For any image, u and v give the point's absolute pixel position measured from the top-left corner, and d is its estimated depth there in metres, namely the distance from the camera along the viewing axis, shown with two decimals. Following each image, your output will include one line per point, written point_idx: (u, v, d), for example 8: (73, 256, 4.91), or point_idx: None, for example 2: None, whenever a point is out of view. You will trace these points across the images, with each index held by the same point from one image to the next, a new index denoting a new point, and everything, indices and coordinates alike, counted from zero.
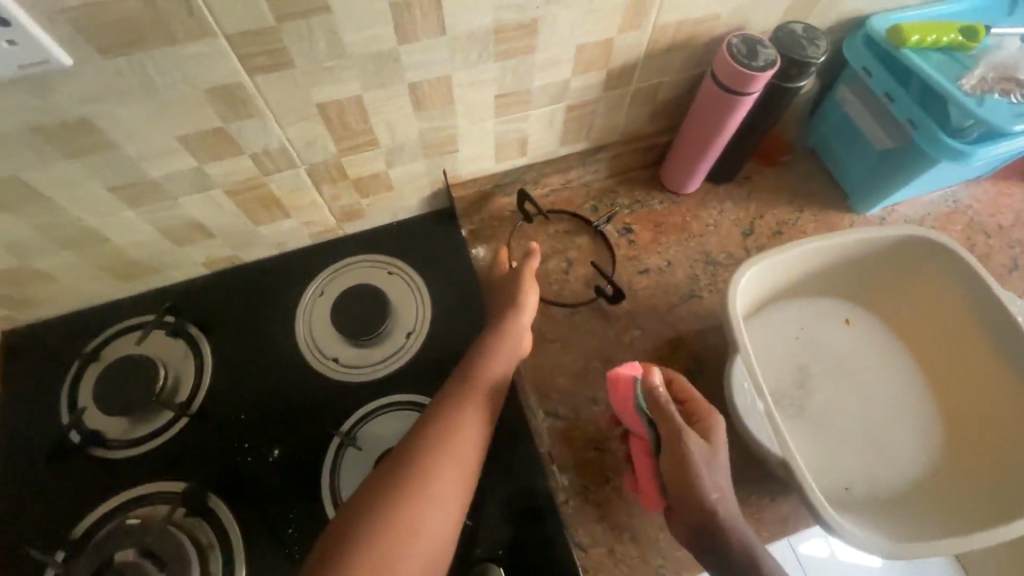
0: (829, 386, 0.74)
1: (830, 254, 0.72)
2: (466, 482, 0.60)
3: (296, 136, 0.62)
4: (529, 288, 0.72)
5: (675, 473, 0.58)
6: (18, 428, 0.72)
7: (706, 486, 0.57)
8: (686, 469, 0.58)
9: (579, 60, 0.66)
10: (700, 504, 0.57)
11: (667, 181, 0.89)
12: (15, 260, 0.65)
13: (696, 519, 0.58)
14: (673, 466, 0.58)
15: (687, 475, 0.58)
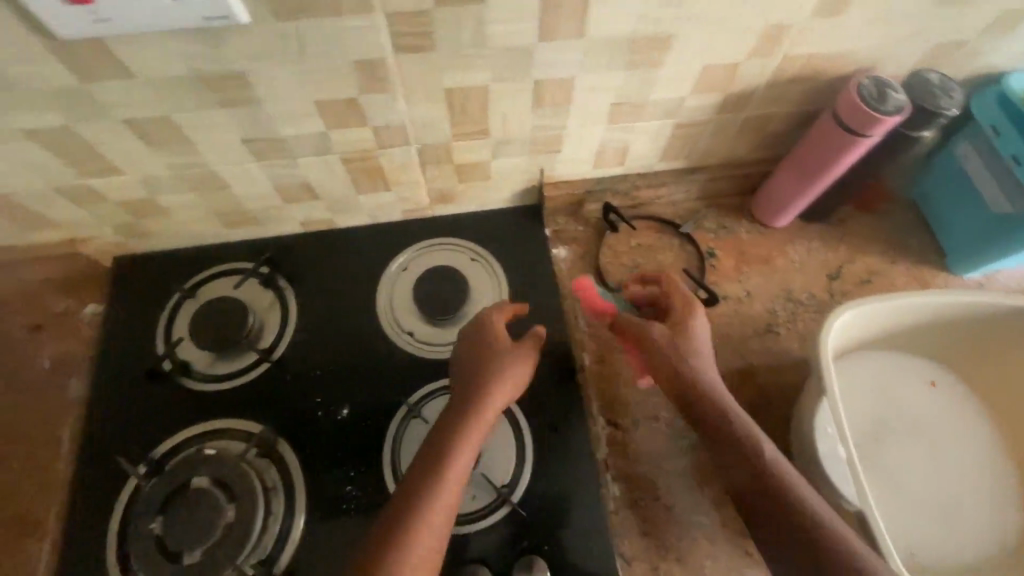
0: (906, 447, 0.72)
1: (927, 309, 0.69)
2: (441, 550, 0.56)
3: (418, 116, 0.65)
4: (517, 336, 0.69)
5: (699, 416, 0.65)
6: (118, 347, 0.78)
7: (730, 429, 0.62)
8: (705, 408, 0.64)
9: (702, 80, 0.66)
10: (733, 447, 0.61)
11: (758, 212, 0.87)
12: (144, 193, 0.70)
13: (738, 473, 0.61)
14: (695, 410, 0.65)
15: (709, 418, 0.64)
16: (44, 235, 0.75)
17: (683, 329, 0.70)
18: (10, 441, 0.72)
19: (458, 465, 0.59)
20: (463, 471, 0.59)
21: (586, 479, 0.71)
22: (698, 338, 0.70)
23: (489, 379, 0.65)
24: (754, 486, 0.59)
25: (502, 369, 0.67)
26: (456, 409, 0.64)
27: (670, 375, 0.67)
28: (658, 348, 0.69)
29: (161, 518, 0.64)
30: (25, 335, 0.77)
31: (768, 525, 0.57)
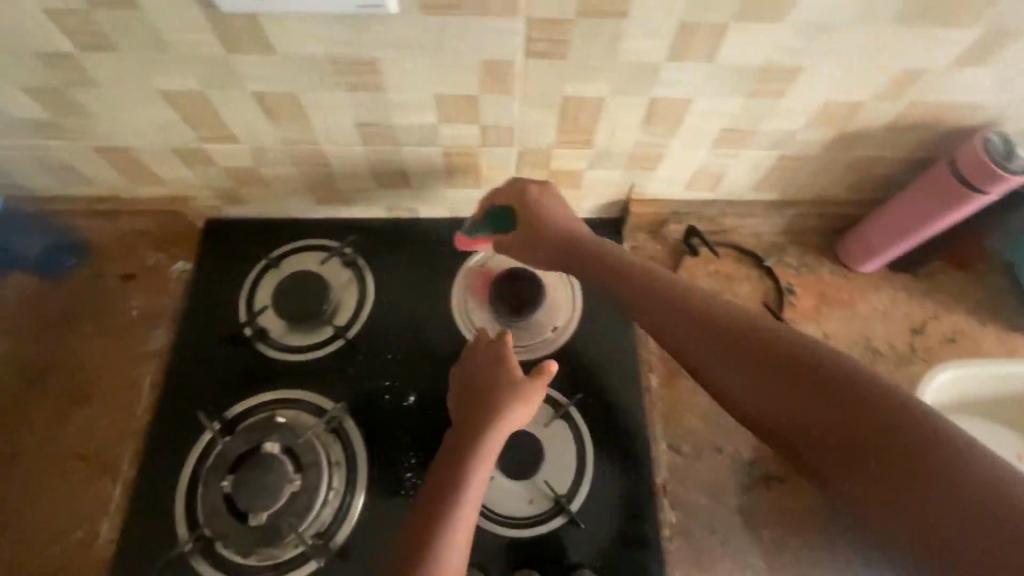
0: None
1: None
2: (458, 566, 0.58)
3: (528, 119, 0.65)
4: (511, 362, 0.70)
5: (721, 330, 0.59)
6: (200, 306, 0.80)
7: (775, 336, 0.56)
8: (733, 320, 0.59)
9: (819, 115, 0.65)
10: (789, 352, 0.54)
11: (844, 254, 0.85)
12: (251, 162, 0.73)
13: (801, 382, 0.52)
14: (725, 324, 0.59)
15: (741, 328, 0.58)
16: (150, 190, 0.78)
17: (532, 209, 0.71)
18: (97, 382, 0.75)
19: (461, 505, 0.60)
20: (468, 513, 0.60)
21: (644, 502, 0.71)
22: (547, 216, 0.71)
23: (488, 420, 0.65)
24: (834, 390, 0.50)
25: (502, 410, 0.66)
26: (456, 448, 0.65)
27: (566, 249, 0.72)
28: (529, 242, 0.74)
29: (231, 477, 0.66)
30: (119, 284, 0.81)
31: (875, 438, 0.46)
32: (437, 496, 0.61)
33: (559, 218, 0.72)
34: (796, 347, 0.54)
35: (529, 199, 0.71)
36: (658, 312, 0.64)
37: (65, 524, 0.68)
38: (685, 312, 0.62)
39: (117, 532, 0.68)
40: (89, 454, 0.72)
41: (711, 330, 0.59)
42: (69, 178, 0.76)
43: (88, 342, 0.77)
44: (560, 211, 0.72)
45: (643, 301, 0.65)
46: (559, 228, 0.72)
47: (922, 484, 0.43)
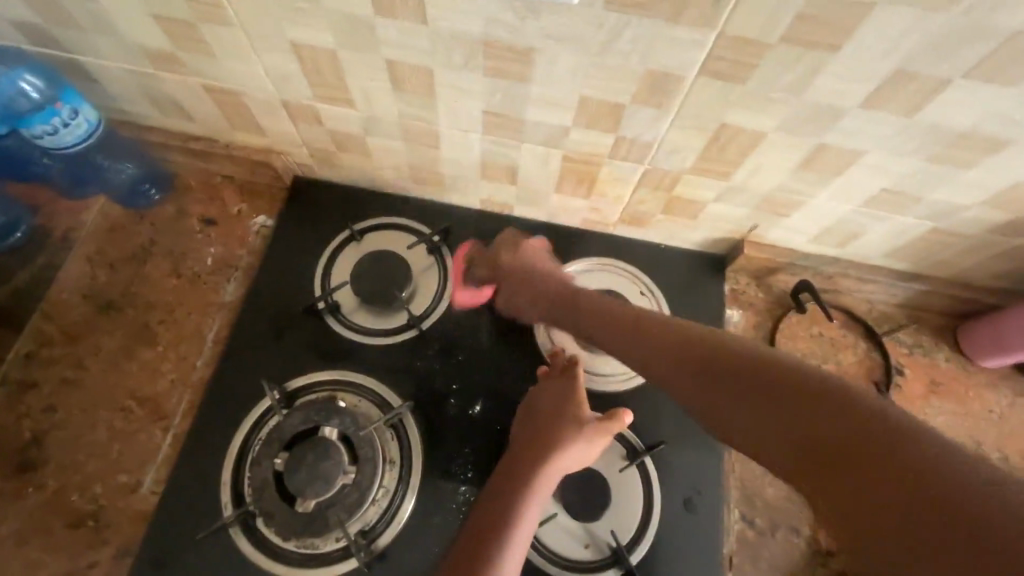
0: None
1: None
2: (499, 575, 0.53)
3: (670, 139, 0.59)
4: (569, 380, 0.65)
5: (706, 361, 0.54)
6: (274, 267, 0.77)
7: (759, 365, 0.50)
8: (715, 349, 0.54)
9: (1001, 194, 0.57)
10: (769, 381, 0.48)
11: (967, 342, 0.77)
12: (360, 130, 0.69)
13: (788, 412, 0.45)
14: (704, 355, 0.54)
15: (720, 358, 0.53)
16: (247, 138, 0.75)
17: (518, 256, 0.75)
18: (163, 324, 0.73)
19: (517, 529, 0.56)
20: (525, 536, 0.56)
21: (707, 572, 0.65)
22: (535, 264, 0.73)
23: (541, 445, 0.61)
24: (825, 413, 0.43)
25: (567, 437, 0.61)
26: (514, 468, 0.60)
27: (554, 300, 0.70)
28: (516, 295, 0.73)
29: (284, 456, 0.63)
30: (199, 228, 0.78)
31: (866, 467, 0.38)
32: (493, 514, 0.57)
33: (538, 265, 0.73)
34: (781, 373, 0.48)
35: (510, 243, 0.77)
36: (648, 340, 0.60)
37: (111, 465, 0.67)
38: (675, 342, 0.58)
39: (162, 485, 0.66)
40: (145, 397, 0.70)
41: (692, 362, 0.55)
42: (171, 111, 0.73)
43: (160, 282, 0.75)
44: (536, 257, 0.74)
45: (636, 331, 0.62)
46: (544, 277, 0.72)
47: (934, 509, 0.34)
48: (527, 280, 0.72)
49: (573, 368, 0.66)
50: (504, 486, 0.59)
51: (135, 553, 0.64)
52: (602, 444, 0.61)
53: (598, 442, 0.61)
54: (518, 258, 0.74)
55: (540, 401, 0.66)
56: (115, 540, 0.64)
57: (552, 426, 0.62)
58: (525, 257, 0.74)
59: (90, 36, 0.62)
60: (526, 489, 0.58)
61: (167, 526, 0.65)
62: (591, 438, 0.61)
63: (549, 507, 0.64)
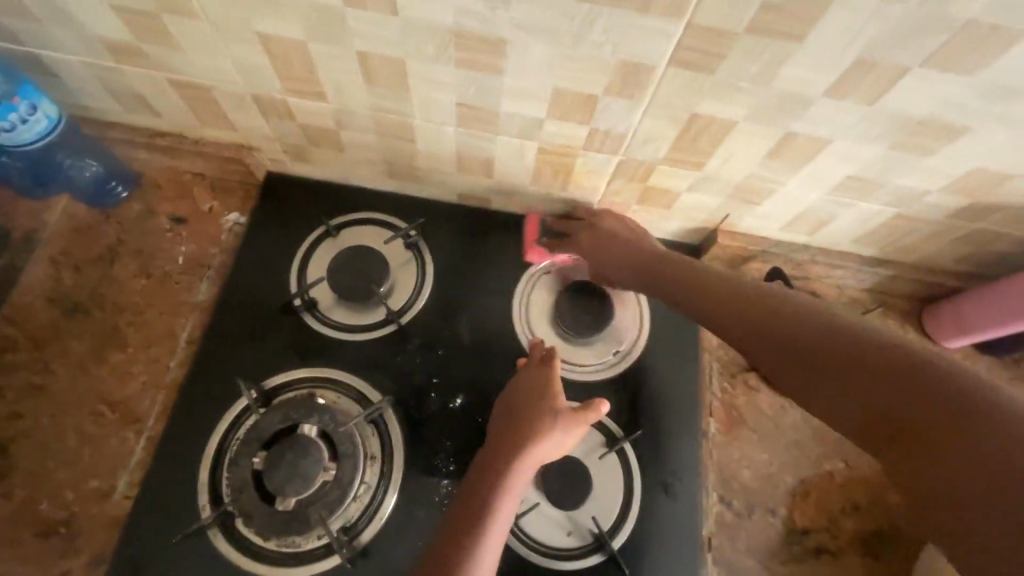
0: None
1: None
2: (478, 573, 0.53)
3: (643, 129, 0.59)
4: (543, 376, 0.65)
5: (779, 330, 0.54)
6: (248, 265, 0.75)
7: (835, 333, 0.50)
8: (790, 315, 0.54)
9: (960, 179, 0.59)
10: (850, 350, 0.49)
11: (932, 324, 0.79)
12: (333, 124, 0.68)
13: (865, 382, 0.47)
14: (778, 321, 0.55)
15: (798, 325, 0.53)
16: (216, 133, 0.74)
17: (593, 233, 0.72)
18: (133, 325, 0.71)
19: (492, 524, 0.56)
20: (499, 531, 0.56)
21: (687, 553, 0.67)
22: (615, 239, 0.71)
23: (517, 438, 0.60)
24: (903, 385, 0.44)
25: (542, 431, 0.60)
26: (491, 462, 0.60)
27: (639, 274, 0.69)
28: (604, 272, 0.72)
29: (263, 455, 0.62)
30: (168, 226, 0.76)
31: (943, 439, 0.41)
32: (469, 510, 0.57)
33: (624, 237, 0.71)
34: (863, 340, 0.49)
35: (588, 222, 0.74)
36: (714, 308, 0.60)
37: (82, 471, 0.65)
38: (745, 310, 0.58)
39: (136, 489, 0.65)
40: (115, 401, 0.68)
41: (764, 327, 0.55)
42: (136, 107, 0.71)
43: (130, 283, 0.73)
44: (620, 229, 0.72)
45: (704, 300, 0.62)
46: (627, 245, 0.70)
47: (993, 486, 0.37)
48: (609, 254, 0.71)
49: (550, 361, 0.67)
50: (479, 482, 0.59)
51: (110, 560, 0.62)
52: (576, 438, 0.61)
53: (572, 434, 0.61)
54: (599, 237, 0.71)
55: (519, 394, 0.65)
56: (89, 548, 0.63)
57: (530, 419, 0.62)
58: (607, 233, 0.72)
59: (48, 29, 0.60)
60: (500, 484, 0.58)
61: (143, 531, 0.63)
62: (565, 432, 0.61)
63: (531, 496, 0.65)
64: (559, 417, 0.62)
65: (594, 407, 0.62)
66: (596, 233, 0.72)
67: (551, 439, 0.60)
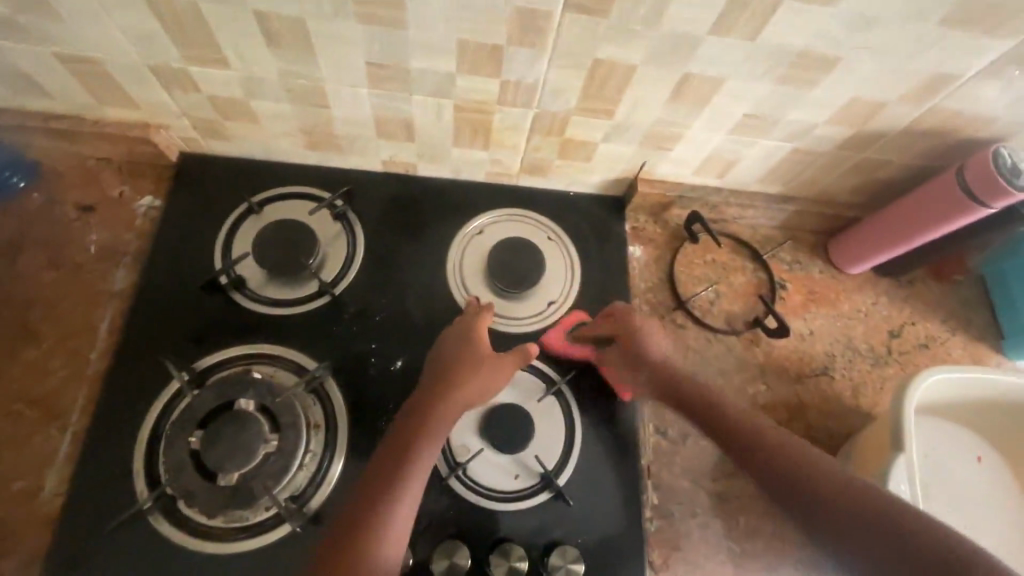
0: (950, 502, 0.74)
1: (983, 391, 0.74)
2: (397, 530, 0.57)
3: (552, 79, 0.61)
4: (473, 329, 0.68)
5: (834, 496, 0.57)
6: (168, 248, 0.73)
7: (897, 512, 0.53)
8: (853, 487, 0.57)
9: (841, 111, 0.64)
10: (851, 500, 0.56)
11: (835, 253, 0.87)
12: (242, 93, 0.66)
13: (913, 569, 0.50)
14: (836, 488, 0.57)
15: (856, 498, 0.56)
16: (118, 112, 0.70)
17: (634, 339, 0.72)
18: (47, 320, 0.68)
19: (419, 465, 0.59)
20: (420, 478, 0.59)
21: (630, 483, 0.70)
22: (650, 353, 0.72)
23: (443, 389, 0.63)
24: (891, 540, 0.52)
25: (473, 376, 0.64)
26: (418, 414, 0.62)
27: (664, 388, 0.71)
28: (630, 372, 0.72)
29: (199, 434, 0.61)
30: (76, 215, 0.72)
31: None
32: (398, 453, 0.60)
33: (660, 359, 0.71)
34: (883, 507, 0.54)
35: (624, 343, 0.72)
36: (761, 458, 0.62)
37: (3, 473, 0.61)
38: (804, 469, 0.60)
39: (66, 485, 0.62)
40: (33, 398, 0.65)
41: (817, 487, 0.58)
42: (24, 88, 0.67)
43: (39, 277, 0.69)
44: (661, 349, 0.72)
45: (716, 426, 0.66)
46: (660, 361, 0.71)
47: None
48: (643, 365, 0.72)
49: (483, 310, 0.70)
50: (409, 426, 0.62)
51: (43, 558, 0.60)
52: (503, 384, 0.66)
53: (493, 381, 0.65)
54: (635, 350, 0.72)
55: (446, 347, 0.67)
56: (18, 549, 0.60)
57: (457, 371, 0.65)
58: (647, 343, 0.72)
59: None
60: (431, 428, 0.61)
61: (78, 525, 0.61)
62: (495, 380, 0.66)
63: (475, 444, 0.68)
64: (490, 365, 0.66)
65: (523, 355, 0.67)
66: (631, 347, 0.72)
67: (482, 386, 0.65)
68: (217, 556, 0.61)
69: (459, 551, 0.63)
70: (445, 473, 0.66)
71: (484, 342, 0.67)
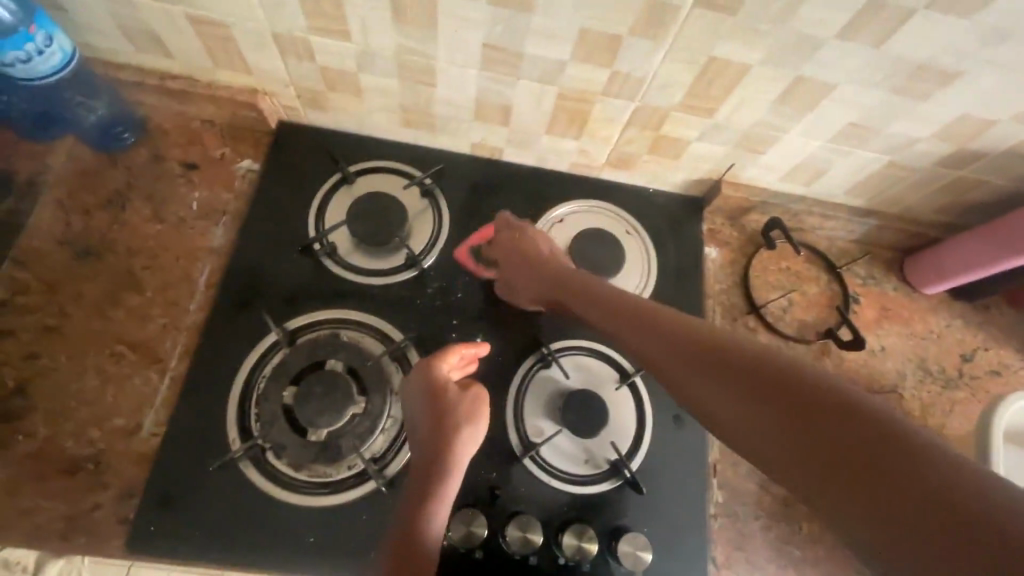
0: None
1: None
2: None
3: (662, 73, 0.62)
4: (441, 371, 0.65)
5: (796, 394, 0.46)
6: (265, 211, 0.76)
7: (933, 466, 0.37)
8: (873, 419, 0.41)
9: (948, 126, 0.64)
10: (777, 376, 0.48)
11: (911, 273, 0.86)
12: (355, 67, 0.68)
13: (942, 537, 0.34)
14: (865, 433, 0.41)
15: (779, 374, 0.48)
16: (230, 76, 0.73)
17: (519, 236, 0.74)
18: (150, 268, 0.71)
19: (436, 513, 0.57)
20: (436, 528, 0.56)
21: (696, 479, 0.71)
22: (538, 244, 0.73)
23: (437, 437, 0.61)
24: (818, 413, 0.44)
25: (457, 421, 0.63)
26: (422, 473, 0.60)
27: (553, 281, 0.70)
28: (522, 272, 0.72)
29: (293, 389, 0.65)
30: (180, 172, 0.75)
31: (860, 458, 0.40)
32: (410, 513, 0.57)
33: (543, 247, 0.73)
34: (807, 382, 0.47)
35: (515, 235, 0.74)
36: (755, 395, 0.48)
37: (106, 410, 0.65)
38: (822, 409, 0.44)
39: (163, 426, 0.66)
40: (135, 342, 0.68)
41: (818, 427, 0.43)
42: (150, 48, 0.70)
43: (144, 227, 0.72)
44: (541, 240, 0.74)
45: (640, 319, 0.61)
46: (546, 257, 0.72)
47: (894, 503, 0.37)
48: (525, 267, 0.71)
49: (434, 361, 0.65)
50: (418, 485, 0.59)
51: (141, 493, 0.63)
52: (486, 421, 0.65)
53: (477, 423, 0.64)
54: (518, 246, 0.73)
55: (416, 395, 0.63)
56: (118, 482, 0.63)
57: (439, 419, 0.62)
58: (537, 241, 0.74)
59: None
60: (437, 494, 0.58)
61: (172, 465, 0.64)
62: (478, 422, 0.64)
63: (549, 427, 0.70)
64: (466, 407, 0.64)
65: (476, 394, 0.66)
66: (521, 241, 0.74)
67: (469, 428, 0.64)
68: (299, 507, 0.64)
69: (533, 527, 0.64)
70: (519, 453, 0.68)
71: (451, 385, 0.64)
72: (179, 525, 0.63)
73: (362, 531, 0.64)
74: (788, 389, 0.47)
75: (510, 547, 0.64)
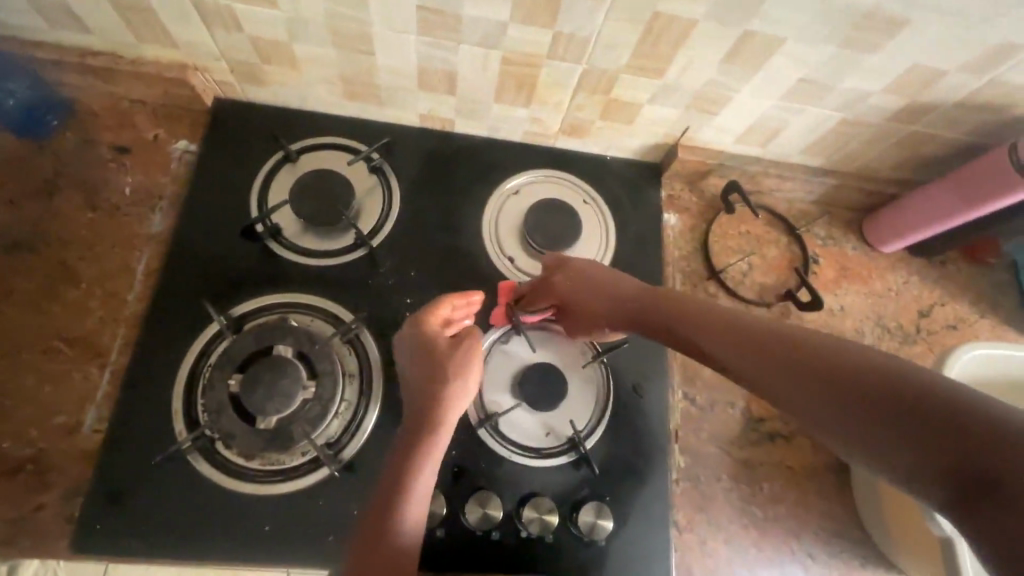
0: None
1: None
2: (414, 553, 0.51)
3: (606, 33, 0.60)
4: (428, 325, 0.63)
5: (805, 360, 0.46)
6: (204, 193, 0.72)
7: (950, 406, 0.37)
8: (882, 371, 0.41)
9: (899, 79, 0.63)
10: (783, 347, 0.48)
11: (870, 232, 0.86)
12: (286, 36, 0.65)
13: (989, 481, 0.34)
14: (879, 388, 0.41)
15: (781, 343, 0.48)
16: (156, 51, 0.68)
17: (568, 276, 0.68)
18: (83, 259, 0.67)
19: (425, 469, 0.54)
20: (425, 484, 0.54)
21: (657, 447, 0.71)
22: (587, 273, 0.67)
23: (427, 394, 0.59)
24: (827, 376, 0.44)
25: (442, 373, 0.60)
26: (412, 432, 0.57)
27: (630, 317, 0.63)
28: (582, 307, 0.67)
29: (238, 377, 0.62)
30: (111, 156, 0.71)
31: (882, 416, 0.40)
32: (396, 469, 0.54)
33: (596, 274, 0.67)
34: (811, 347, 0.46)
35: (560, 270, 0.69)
36: (766, 367, 0.48)
37: (43, 409, 0.62)
38: (833, 370, 0.44)
39: (105, 423, 0.63)
40: (71, 337, 0.65)
41: (835, 387, 0.43)
42: (64, 23, 0.65)
43: (73, 216, 0.69)
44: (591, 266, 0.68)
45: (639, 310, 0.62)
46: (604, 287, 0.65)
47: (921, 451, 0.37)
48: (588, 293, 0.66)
49: (420, 318, 0.63)
50: (403, 443, 0.56)
51: (86, 492, 0.61)
52: (478, 374, 0.61)
53: (468, 375, 0.61)
54: (573, 283, 0.67)
55: (409, 353, 0.63)
56: (61, 482, 0.61)
57: (428, 375, 0.60)
58: (585, 271, 0.67)
59: None
60: (427, 446, 0.55)
61: (119, 462, 0.62)
62: (468, 375, 0.60)
63: (509, 400, 0.69)
64: (455, 357, 0.61)
65: (467, 342, 0.63)
66: (570, 275, 0.68)
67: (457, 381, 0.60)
68: (253, 496, 0.63)
69: (492, 503, 0.64)
70: (475, 424, 0.67)
71: (438, 337, 0.62)
72: (129, 524, 0.61)
73: (321, 516, 0.63)
74: (796, 357, 0.46)
75: (468, 521, 0.64)
